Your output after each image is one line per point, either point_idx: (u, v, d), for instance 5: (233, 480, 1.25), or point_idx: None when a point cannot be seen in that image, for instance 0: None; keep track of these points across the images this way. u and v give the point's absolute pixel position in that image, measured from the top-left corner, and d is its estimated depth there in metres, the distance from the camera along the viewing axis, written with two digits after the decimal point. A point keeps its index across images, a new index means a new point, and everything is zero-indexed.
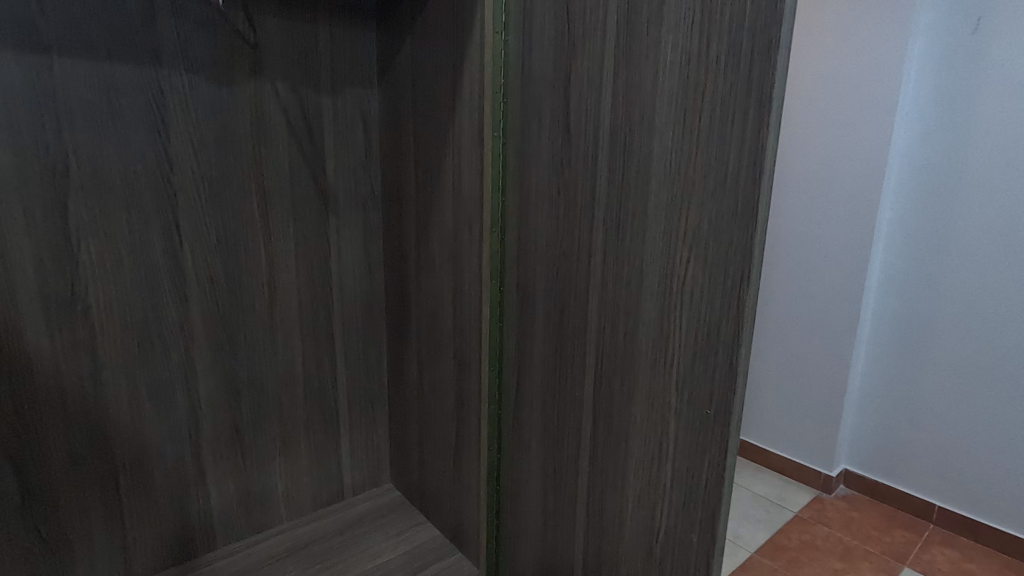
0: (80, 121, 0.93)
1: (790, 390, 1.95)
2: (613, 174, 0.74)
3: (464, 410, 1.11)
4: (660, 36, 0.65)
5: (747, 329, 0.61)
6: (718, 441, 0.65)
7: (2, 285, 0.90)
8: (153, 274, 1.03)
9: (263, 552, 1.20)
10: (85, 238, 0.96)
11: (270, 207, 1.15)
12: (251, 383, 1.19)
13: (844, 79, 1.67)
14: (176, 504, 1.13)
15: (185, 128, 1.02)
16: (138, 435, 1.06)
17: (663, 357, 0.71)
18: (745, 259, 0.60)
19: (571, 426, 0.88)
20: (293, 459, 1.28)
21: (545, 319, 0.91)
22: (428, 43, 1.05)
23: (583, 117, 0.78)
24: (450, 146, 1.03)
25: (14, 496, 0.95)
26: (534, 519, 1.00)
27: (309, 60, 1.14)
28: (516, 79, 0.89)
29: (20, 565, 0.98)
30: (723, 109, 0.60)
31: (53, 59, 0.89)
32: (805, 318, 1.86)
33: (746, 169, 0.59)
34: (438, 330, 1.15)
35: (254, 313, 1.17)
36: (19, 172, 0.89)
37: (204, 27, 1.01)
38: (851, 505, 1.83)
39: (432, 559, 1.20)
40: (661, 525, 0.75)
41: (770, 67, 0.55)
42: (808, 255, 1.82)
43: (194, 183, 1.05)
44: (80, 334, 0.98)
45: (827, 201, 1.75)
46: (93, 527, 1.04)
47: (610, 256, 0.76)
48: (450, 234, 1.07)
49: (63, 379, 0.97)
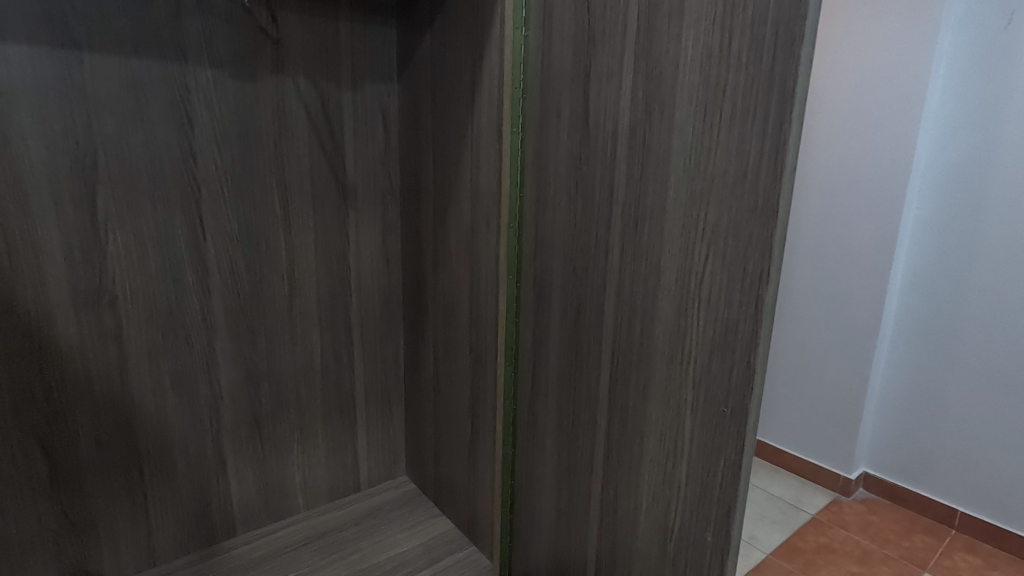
0: (108, 115, 0.95)
1: (809, 391, 1.93)
2: (631, 171, 0.74)
3: (479, 404, 1.12)
4: (681, 31, 0.65)
5: (766, 328, 0.61)
6: (735, 440, 0.65)
7: (33, 276, 0.93)
8: (177, 266, 1.05)
9: (281, 540, 1.23)
10: (112, 230, 0.98)
11: (290, 201, 1.17)
12: (271, 374, 1.21)
13: (868, 74, 1.64)
14: (197, 491, 1.16)
15: (209, 123, 1.04)
16: (162, 423, 1.09)
17: (680, 355, 0.70)
18: (765, 257, 0.59)
19: (586, 422, 0.89)
20: (311, 450, 1.30)
21: (562, 315, 0.91)
22: (448, 39, 1.05)
23: (602, 111, 0.77)
24: (469, 142, 1.03)
25: (43, 479, 0.98)
26: (548, 516, 1.01)
27: (330, 56, 1.15)
28: (536, 74, 0.90)
29: (49, 546, 1.01)
30: (745, 104, 0.59)
31: (83, 55, 0.91)
32: (826, 317, 1.83)
33: (767, 165, 0.58)
34: (455, 324, 1.16)
35: (274, 306, 1.18)
36: (49, 165, 0.91)
37: (228, 23, 1.03)
38: (870, 509, 1.81)
39: (446, 551, 1.21)
40: (675, 522, 0.75)
41: (793, 61, 0.55)
42: (829, 254, 1.79)
43: (217, 177, 1.07)
44: (107, 323, 1.00)
45: (850, 200, 1.72)
46: (119, 511, 1.07)
47: (628, 252, 0.76)
48: (468, 229, 1.07)
49: (92, 367, 1.00)
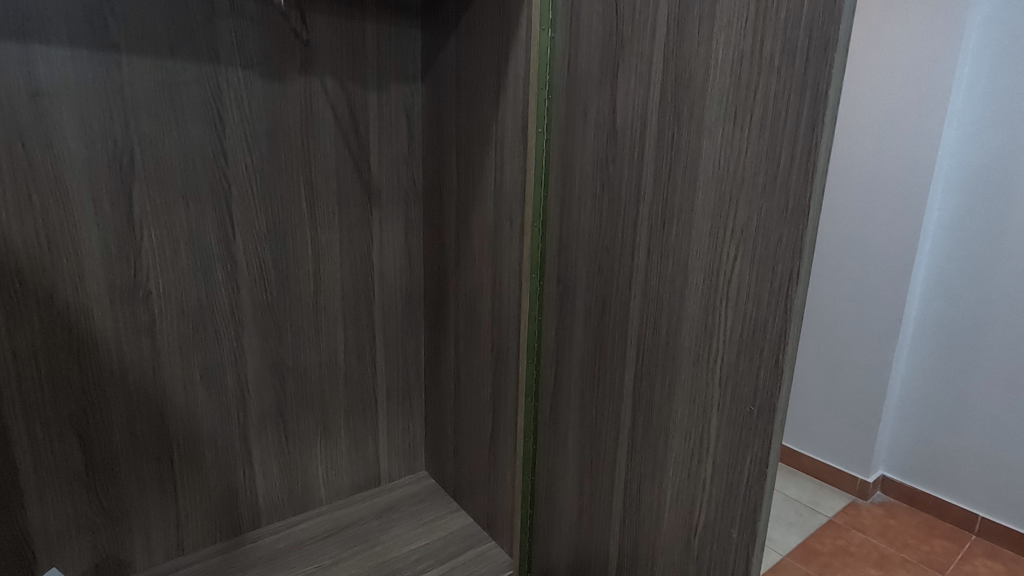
0: (144, 115, 0.98)
1: (831, 392, 1.92)
2: (659, 171, 0.75)
3: (500, 401, 1.13)
4: (712, 33, 0.66)
5: (795, 327, 0.61)
6: (762, 438, 0.66)
7: (72, 270, 0.96)
8: (208, 262, 1.08)
9: (304, 532, 1.25)
10: (147, 227, 1.01)
11: (317, 200, 1.19)
12: (296, 369, 1.23)
13: (895, 74, 1.64)
14: (224, 482, 1.19)
15: (240, 122, 1.07)
16: (192, 415, 1.12)
17: (706, 352, 0.71)
18: (795, 257, 0.60)
19: (608, 419, 0.90)
20: (333, 444, 1.33)
21: (586, 314, 0.92)
22: (473, 40, 1.07)
23: (629, 113, 0.78)
24: (493, 142, 1.05)
25: (79, 468, 1.02)
26: (569, 512, 1.02)
27: (356, 57, 1.17)
28: (562, 76, 0.91)
29: (84, 533, 1.04)
30: (777, 107, 0.60)
31: (122, 56, 0.94)
32: (848, 318, 1.83)
33: (798, 166, 0.59)
34: (476, 321, 1.18)
35: (300, 302, 1.21)
36: (89, 164, 0.94)
37: (258, 25, 1.05)
38: (888, 513, 1.82)
39: (466, 545, 1.23)
40: (699, 519, 0.75)
41: (827, 64, 0.55)
42: (853, 255, 1.79)
43: (246, 175, 1.09)
44: (141, 317, 1.03)
45: (873, 201, 1.73)
46: (150, 500, 1.10)
47: (654, 251, 0.77)
48: (491, 228, 1.09)
49: (126, 360, 1.03)
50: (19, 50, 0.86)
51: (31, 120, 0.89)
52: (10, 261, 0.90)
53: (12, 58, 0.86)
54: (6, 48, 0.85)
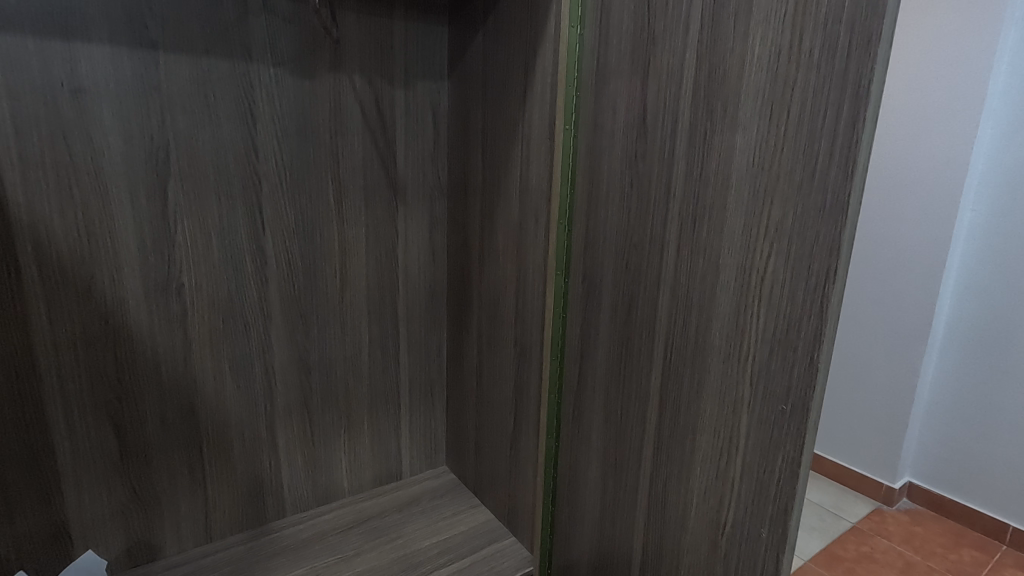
0: (180, 112, 1.00)
1: (862, 393, 1.93)
2: (691, 167, 0.74)
3: (524, 397, 1.14)
4: (748, 29, 0.65)
5: (831, 327, 0.61)
6: (794, 438, 0.65)
7: (110, 263, 0.98)
8: (238, 256, 1.10)
9: (327, 522, 1.27)
10: (180, 221, 1.03)
11: (345, 196, 1.20)
12: (321, 363, 1.25)
13: (932, 74, 1.65)
14: (250, 472, 1.21)
15: (270, 119, 1.08)
16: (221, 406, 1.14)
17: (737, 351, 0.71)
18: (833, 256, 0.59)
19: (634, 417, 0.89)
20: (356, 437, 1.34)
21: (611, 312, 0.92)
22: (500, 37, 1.07)
23: (660, 111, 0.78)
24: (520, 139, 1.05)
25: (114, 454, 1.04)
26: (592, 509, 1.02)
27: (385, 54, 1.18)
28: (591, 73, 0.91)
29: (117, 518, 1.07)
30: (816, 102, 0.59)
31: (159, 54, 0.96)
32: (881, 319, 1.84)
33: (837, 163, 0.58)
34: (500, 318, 1.18)
35: (326, 297, 1.22)
36: (126, 158, 0.97)
37: (290, 23, 1.07)
38: (913, 519, 1.83)
39: (487, 541, 1.23)
40: (727, 518, 0.75)
41: (869, 58, 0.54)
42: (887, 257, 1.80)
43: (277, 171, 1.11)
44: (173, 309, 1.06)
45: (907, 202, 1.74)
46: (179, 486, 1.13)
47: (685, 248, 0.77)
48: (516, 224, 1.09)
49: (159, 350, 1.06)
50: (62, 48, 0.89)
51: (72, 117, 0.91)
52: (51, 252, 0.93)
53: (55, 56, 0.89)
54: (50, 46, 0.88)
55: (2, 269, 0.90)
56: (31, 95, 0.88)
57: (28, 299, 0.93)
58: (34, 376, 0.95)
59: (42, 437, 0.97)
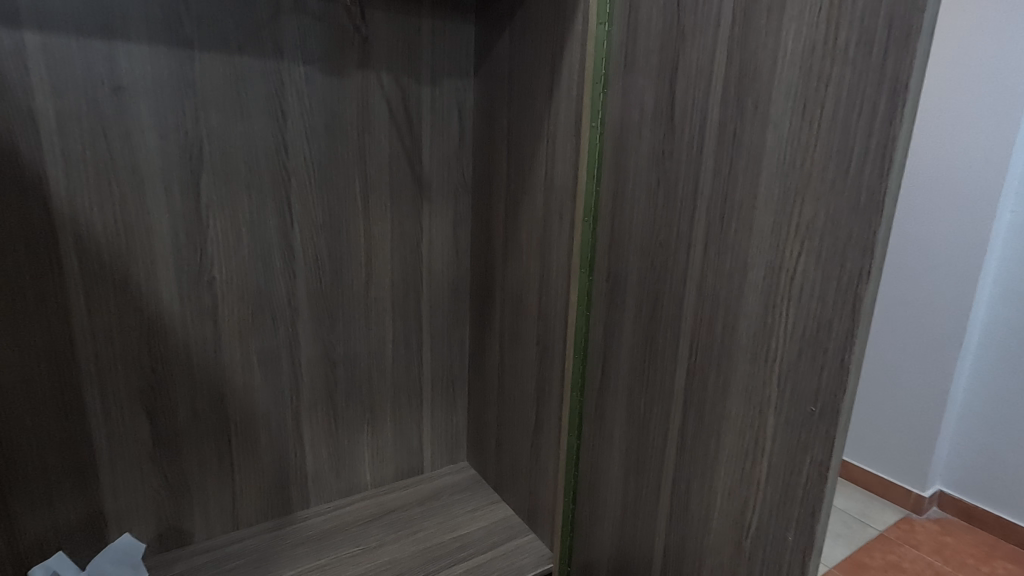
0: (214, 110, 1.02)
1: (894, 398, 1.88)
2: (719, 165, 0.73)
3: (546, 394, 1.14)
4: (781, 24, 0.64)
5: (862, 327, 0.60)
6: (823, 440, 0.64)
7: (145, 256, 1.01)
8: (267, 250, 1.12)
9: (350, 514, 1.29)
10: (212, 216, 1.06)
11: (371, 193, 1.22)
12: (346, 357, 1.27)
13: (971, 71, 1.61)
14: (277, 462, 1.23)
15: (299, 116, 1.10)
16: (249, 397, 1.17)
17: (764, 351, 0.70)
18: (866, 254, 0.58)
19: (657, 416, 0.89)
20: (379, 431, 1.36)
21: (636, 311, 0.91)
22: (527, 34, 1.07)
23: (689, 107, 0.77)
24: (545, 136, 1.05)
25: (147, 441, 1.08)
26: (613, 507, 1.02)
27: (412, 51, 1.19)
28: (618, 70, 0.90)
29: (149, 504, 1.11)
30: (851, 98, 0.58)
31: (194, 53, 0.99)
32: (914, 322, 1.80)
33: (872, 161, 0.57)
34: (523, 315, 1.18)
35: (352, 292, 1.24)
36: (162, 154, 0.99)
37: (321, 22, 1.08)
38: (943, 529, 1.80)
39: (507, 537, 1.24)
40: (751, 520, 0.74)
41: (907, 53, 0.53)
42: (923, 258, 1.76)
43: (306, 167, 1.13)
44: (204, 301, 1.08)
45: (943, 202, 1.70)
46: (209, 475, 1.16)
47: (711, 247, 0.76)
48: (540, 221, 1.09)
49: (191, 341, 1.09)
50: (103, 48, 0.92)
51: (112, 113, 0.94)
52: (91, 246, 0.97)
53: (96, 56, 0.92)
54: (91, 46, 0.91)
55: (44, 261, 0.93)
56: (73, 93, 0.91)
57: (68, 290, 0.96)
58: (74, 364, 0.98)
59: (80, 424, 1.01)
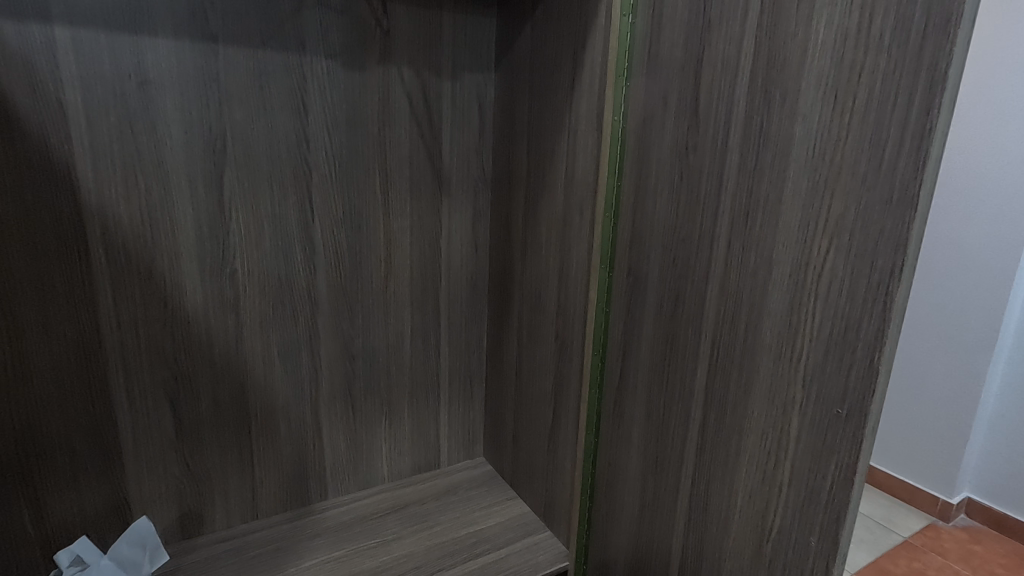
0: (237, 104, 1.03)
1: (923, 402, 1.83)
2: (745, 159, 0.72)
3: (564, 391, 1.13)
4: (812, 13, 0.62)
5: (894, 328, 0.58)
6: (849, 443, 0.63)
7: (170, 247, 1.03)
8: (289, 244, 1.13)
9: (367, 506, 1.30)
10: (235, 209, 1.07)
11: (391, 187, 1.22)
12: (365, 351, 1.28)
13: (1011, 64, 1.55)
14: (296, 454, 1.25)
15: (321, 110, 1.11)
16: (269, 389, 1.18)
17: (789, 350, 0.68)
18: (898, 252, 0.56)
19: (677, 415, 0.88)
20: (396, 425, 1.36)
21: (657, 308, 0.90)
22: (548, 27, 1.06)
23: (713, 99, 0.76)
24: (566, 130, 1.04)
25: (170, 430, 1.10)
26: (630, 506, 1.01)
27: (433, 46, 1.19)
28: (641, 63, 0.88)
29: (172, 492, 1.13)
30: (884, 89, 0.56)
31: (219, 47, 1.00)
32: (946, 325, 1.75)
33: (907, 154, 0.55)
34: (542, 311, 1.18)
35: (371, 286, 1.25)
36: (187, 148, 1.01)
37: (343, 17, 1.09)
38: (972, 537, 1.75)
39: (523, 533, 1.23)
40: (773, 524, 0.73)
41: (946, 42, 0.51)
42: (957, 260, 1.70)
43: (327, 161, 1.13)
44: (227, 293, 1.10)
45: (980, 201, 1.64)
46: (229, 464, 1.17)
47: (735, 243, 0.74)
48: (560, 216, 1.08)
49: (213, 333, 1.10)
50: (131, 41, 0.93)
51: (138, 107, 0.96)
52: (117, 237, 0.98)
53: (124, 50, 0.93)
54: (119, 40, 0.93)
55: (73, 252, 0.95)
56: (101, 87, 0.93)
57: (95, 281, 0.98)
58: (100, 353, 1.00)
59: (106, 413, 1.03)
